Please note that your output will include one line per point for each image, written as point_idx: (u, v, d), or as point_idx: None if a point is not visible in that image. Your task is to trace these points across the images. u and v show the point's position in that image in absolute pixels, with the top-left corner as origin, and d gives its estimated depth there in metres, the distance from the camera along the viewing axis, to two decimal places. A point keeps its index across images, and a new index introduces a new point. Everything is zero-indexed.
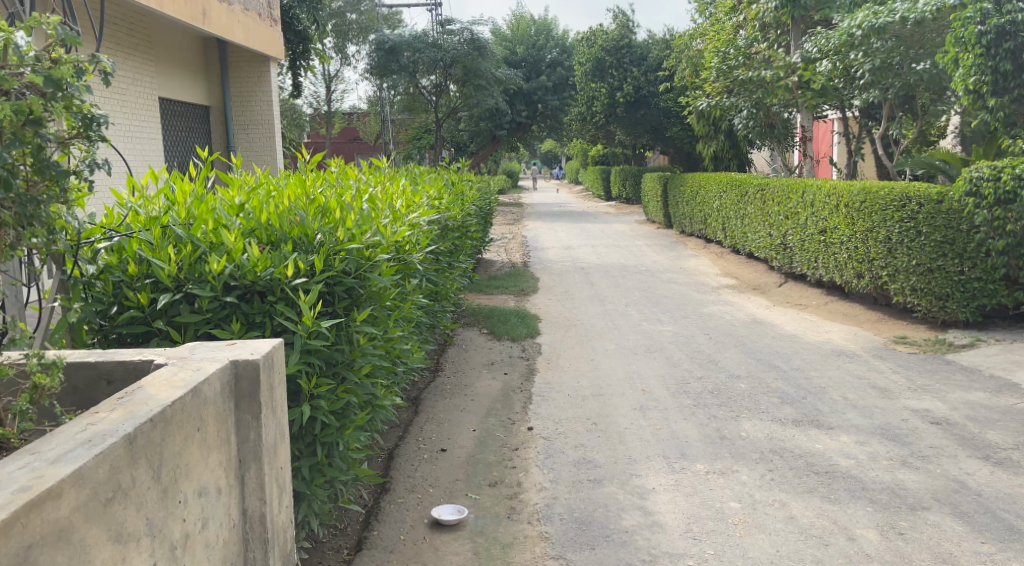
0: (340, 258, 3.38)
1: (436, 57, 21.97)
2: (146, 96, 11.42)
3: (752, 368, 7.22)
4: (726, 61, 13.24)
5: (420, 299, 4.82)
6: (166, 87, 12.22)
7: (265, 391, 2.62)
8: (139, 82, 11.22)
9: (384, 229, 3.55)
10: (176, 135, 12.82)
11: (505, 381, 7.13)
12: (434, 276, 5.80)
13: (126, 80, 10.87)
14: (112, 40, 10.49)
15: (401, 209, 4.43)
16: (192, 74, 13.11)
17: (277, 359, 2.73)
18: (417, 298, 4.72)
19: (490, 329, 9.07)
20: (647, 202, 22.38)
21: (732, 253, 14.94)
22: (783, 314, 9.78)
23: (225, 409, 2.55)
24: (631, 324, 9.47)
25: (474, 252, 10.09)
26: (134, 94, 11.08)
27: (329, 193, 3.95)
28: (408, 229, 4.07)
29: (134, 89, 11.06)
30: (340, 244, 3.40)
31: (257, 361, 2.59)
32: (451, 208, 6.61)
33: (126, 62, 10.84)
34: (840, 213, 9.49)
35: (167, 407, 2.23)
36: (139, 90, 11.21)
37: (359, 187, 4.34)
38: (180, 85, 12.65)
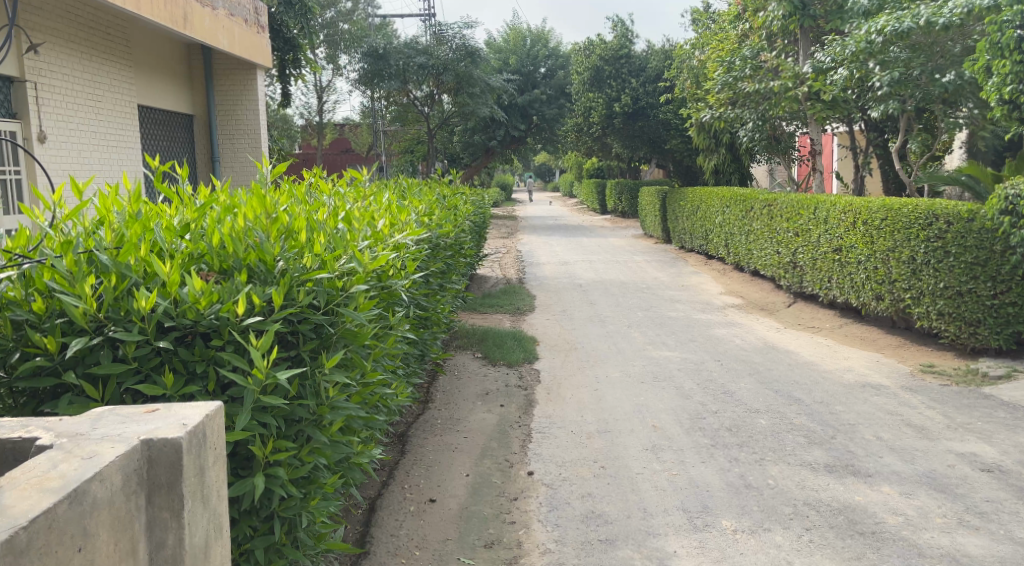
0: (306, 290, 2.77)
1: (427, 65, 21.43)
2: (125, 104, 10.78)
3: (770, 400, 6.62)
4: (732, 73, 12.55)
5: (406, 332, 4.21)
6: (146, 95, 11.57)
7: (188, 479, 2.04)
8: (117, 88, 10.57)
9: (361, 255, 2.96)
10: (156, 143, 12.17)
11: (501, 415, 6.51)
12: (423, 303, 5.19)
13: (102, 86, 10.22)
14: (85, 44, 9.84)
15: (384, 227, 3.85)
16: (174, 83, 12.47)
17: (211, 433, 2.15)
18: (403, 328, 4.13)
19: (485, 353, 8.46)
20: (644, 216, 21.83)
21: (735, 270, 14.37)
22: (796, 338, 9.20)
23: (131, 509, 1.96)
24: (635, 349, 8.86)
25: (467, 270, 9.49)
26: (111, 100, 10.43)
27: (296, 211, 3.34)
28: (392, 252, 3.48)
29: (110, 96, 10.40)
30: (306, 272, 2.80)
31: (179, 441, 2.01)
32: (444, 227, 6.00)
33: (101, 68, 10.21)
34: (857, 231, 8.90)
35: (24, 530, 1.63)
36: (117, 97, 10.56)
37: (334, 204, 3.73)
38: (160, 93, 12.02)
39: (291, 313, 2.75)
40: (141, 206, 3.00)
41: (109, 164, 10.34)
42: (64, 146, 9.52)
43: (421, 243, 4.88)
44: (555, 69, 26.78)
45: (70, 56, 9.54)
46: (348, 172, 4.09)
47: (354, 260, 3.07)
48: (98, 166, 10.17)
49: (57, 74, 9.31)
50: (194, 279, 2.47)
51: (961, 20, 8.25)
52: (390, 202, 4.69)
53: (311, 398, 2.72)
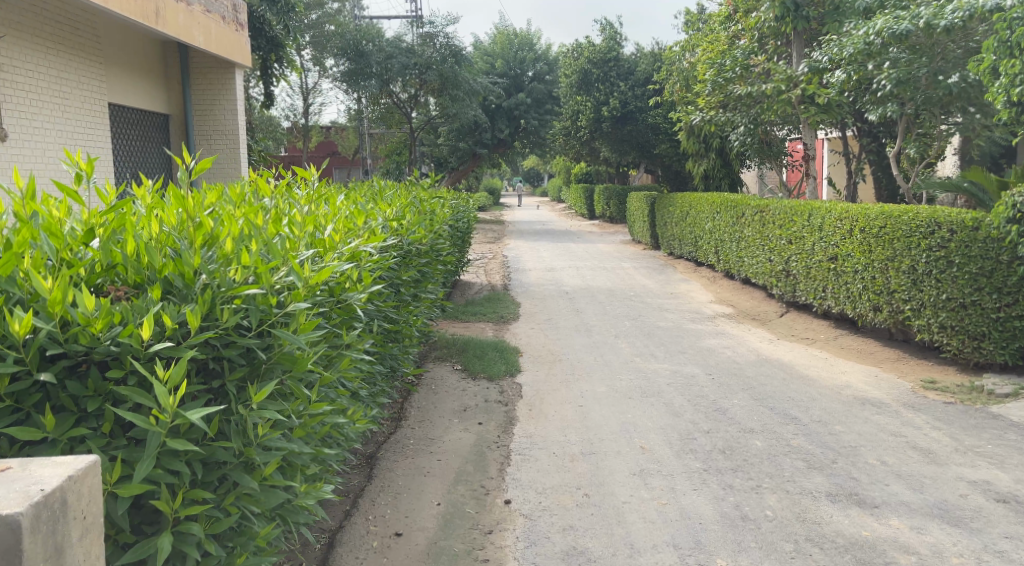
0: (231, 308, 2.37)
1: (409, 63, 21.01)
2: (95, 101, 10.29)
3: (765, 419, 6.22)
4: (722, 74, 12.08)
5: (364, 350, 3.80)
6: (116, 92, 11.07)
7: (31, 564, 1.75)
8: (86, 85, 10.07)
9: (305, 265, 2.56)
10: (129, 144, 11.67)
11: (478, 434, 6.10)
12: (390, 316, 4.77)
13: (70, 83, 9.73)
14: (51, 39, 9.36)
15: (339, 231, 3.45)
16: (147, 81, 11.97)
17: (70, 503, 1.87)
18: (362, 346, 3.73)
19: (464, 365, 8.03)
20: (632, 222, 21.46)
21: (725, 278, 14.00)
22: (789, 350, 8.81)
23: None
24: (622, 361, 8.45)
25: (447, 278, 9.06)
26: (79, 98, 9.93)
27: (230, 215, 2.92)
28: (343, 263, 3.08)
29: (79, 93, 9.91)
30: (234, 288, 2.39)
31: (15, 519, 1.72)
32: (418, 233, 5.57)
33: (68, 64, 9.71)
34: (854, 238, 8.51)
35: None
36: (86, 94, 10.06)
37: (279, 209, 3.32)
38: (133, 91, 11.53)
39: (216, 334, 2.35)
40: (41, 207, 2.57)
41: None
42: (28, 146, 9.03)
43: (387, 250, 4.48)
44: (543, 73, 26.38)
45: (34, 51, 9.05)
46: (301, 171, 3.69)
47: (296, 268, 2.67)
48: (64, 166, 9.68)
49: (20, 70, 8.82)
50: (85, 297, 2.06)
51: (963, 22, 7.85)
52: (351, 207, 4.28)
53: (235, 437, 2.31)
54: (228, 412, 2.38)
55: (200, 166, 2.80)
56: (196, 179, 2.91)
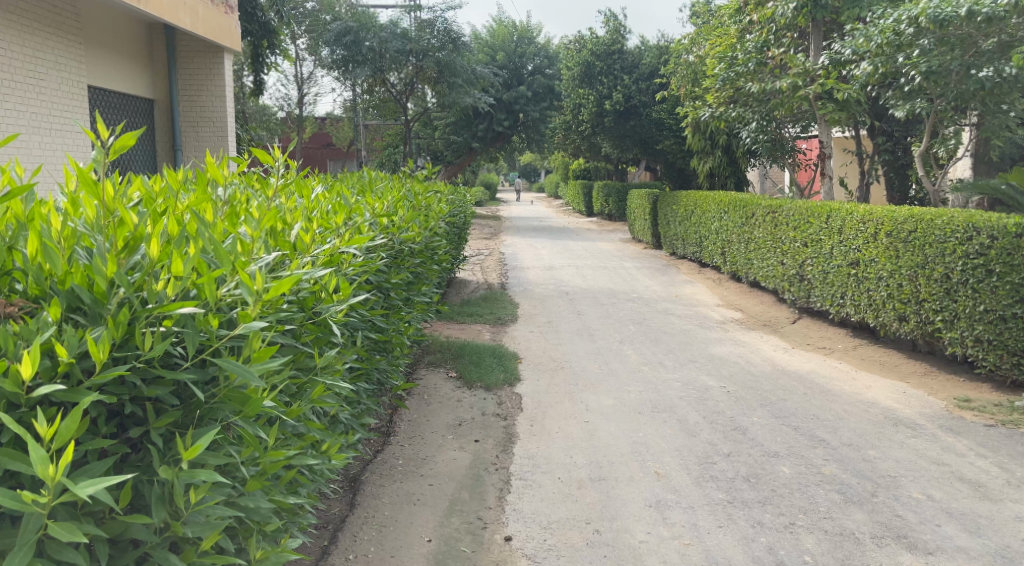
0: (157, 334, 1.88)
1: (405, 49, 20.34)
2: (74, 84, 9.62)
3: (790, 441, 5.65)
4: (733, 67, 11.42)
5: (344, 368, 3.28)
6: (97, 75, 10.39)
7: None
8: (63, 67, 9.38)
9: (259, 273, 2.07)
10: None
11: (475, 454, 5.54)
12: (380, 323, 4.23)
13: (46, 64, 9.05)
14: (27, 17, 8.67)
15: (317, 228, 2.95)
16: (130, 64, 11.30)
17: None
18: (341, 366, 3.21)
19: (459, 372, 7.45)
20: (633, 220, 20.90)
21: (732, 280, 13.45)
22: (806, 360, 8.26)
23: None
24: (629, 370, 7.88)
25: (442, 276, 8.47)
26: (55, 80, 9.24)
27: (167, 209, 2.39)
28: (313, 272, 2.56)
29: (55, 75, 9.21)
30: (163, 306, 1.91)
31: None
32: (412, 230, 4.97)
33: (46, 43, 9.03)
34: (879, 243, 7.94)
35: None
36: (63, 75, 9.37)
37: (238, 202, 2.79)
38: (115, 75, 10.86)
39: (136, 368, 1.90)
40: None
41: (53, 150, 9.19)
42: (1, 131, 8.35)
43: (376, 251, 3.96)
44: (542, 67, 25.75)
45: (8, 29, 8.36)
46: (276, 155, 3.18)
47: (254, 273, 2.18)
48: (38, 150, 8.99)
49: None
50: None
51: (1007, 11, 7.38)
52: (336, 201, 3.75)
53: (154, 508, 1.84)
54: (150, 472, 1.92)
55: (122, 149, 2.25)
56: (113, 155, 2.27)
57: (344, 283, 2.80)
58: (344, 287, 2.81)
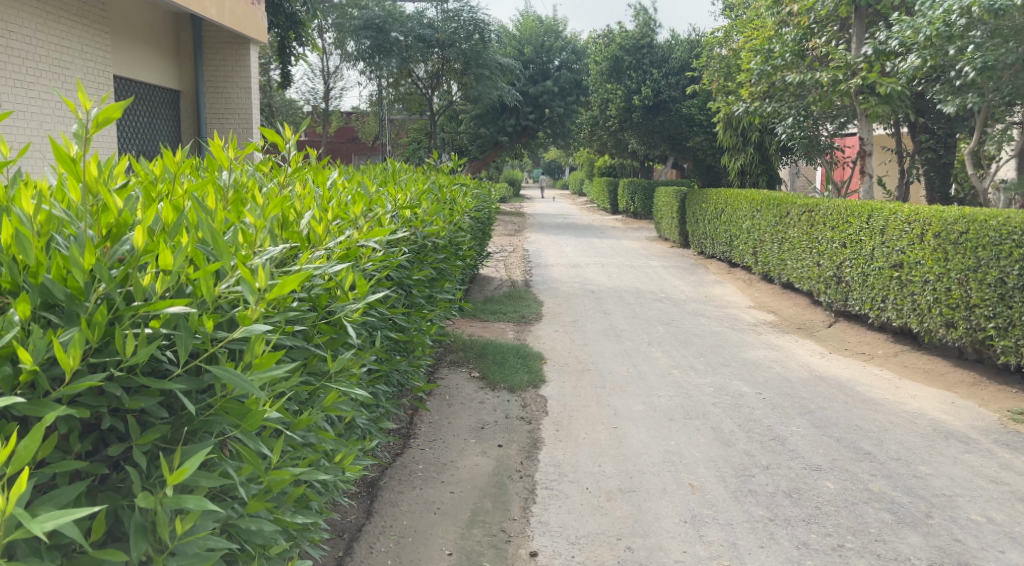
0: (142, 338, 1.65)
1: (431, 40, 20.07)
2: (100, 73, 9.32)
3: (833, 453, 5.33)
4: (770, 61, 11.04)
5: (362, 371, 3.03)
6: (122, 64, 10.17)
7: None
8: (89, 56, 9.09)
9: (261, 267, 1.82)
10: (136, 121, 10.75)
11: (498, 460, 5.26)
12: (401, 322, 3.97)
13: (72, 53, 8.76)
14: (51, 4, 8.40)
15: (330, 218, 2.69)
16: (156, 54, 11.07)
17: None
18: (358, 369, 2.95)
19: (483, 372, 7.18)
20: (660, 219, 20.53)
21: (763, 281, 13.09)
22: (845, 366, 7.92)
23: None
24: (658, 374, 7.57)
25: (466, 272, 8.21)
26: (81, 69, 8.95)
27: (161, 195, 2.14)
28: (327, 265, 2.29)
29: (81, 64, 8.92)
30: (151, 304, 1.67)
31: None
32: (437, 225, 4.70)
33: (71, 31, 8.75)
34: (925, 244, 7.57)
35: None
36: (88, 65, 9.08)
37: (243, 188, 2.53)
38: (140, 64, 10.61)
39: (119, 377, 1.67)
40: None
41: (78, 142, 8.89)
42: (23, 120, 8.06)
43: (397, 246, 3.69)
44: (569, 61, 25.41)
45: (31, 17, 8.08)
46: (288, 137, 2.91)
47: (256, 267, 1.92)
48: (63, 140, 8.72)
49: (17, 37, 7.87)
50: None
51: None
52: (353, 190, 3.48)
53: (134, 540, 1.63)
54: (131, 497, 1.71)
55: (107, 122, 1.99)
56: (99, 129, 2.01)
57: (359, 280, 2.54)
58: (359, 284, 2.56)
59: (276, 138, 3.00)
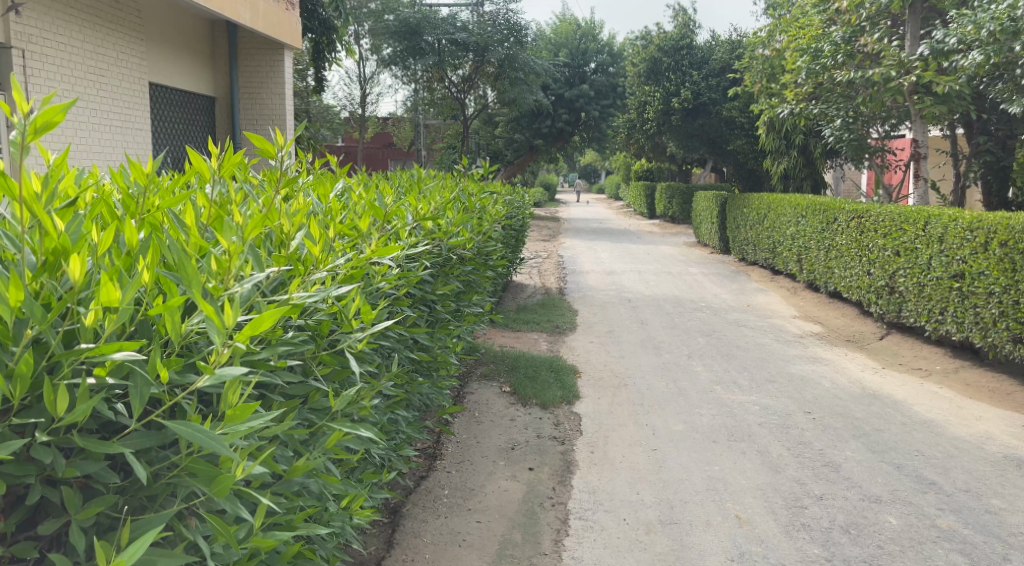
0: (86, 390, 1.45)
1: (467, 42, 19.80)
2: (136, 82, 9.13)
3: (893, 482, 4.94)
4: (818, 60, 10.57)
5: (377, 403, 2.69)
6: (157, 71, 9.99)
7: None
8: (125, 64, 8.89)
9: (229, 302, 1.53)
10: (170, 127, 10.60)
11: (530, 485, 4.92)
12: (426, 341, 3.66)
13: (108, 59, 8.56)
14: (87, 11, 8.21)
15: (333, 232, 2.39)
16: (192, 61, 10.90)
17: None
18: (371, 401, 2.62)
19: (514, 387, 6.84)
20: (699, 223, 20.04)
21: (808, 290, 12.60)
22: (900, 384, 7.49)
23: None
24: (699, 390, 7.16)
25: (498, 281, 7.88)
26: (117, 77, 8.74)
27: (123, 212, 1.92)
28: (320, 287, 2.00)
29: (116, 72, 8.72)
30: (97, 348, 1.47)
31: None
32: (463, 235, 4.38)
33: (107, 39, 8.55)
34: (989, 254, 7.27)
35: None
36: (124, 73, 8.87)
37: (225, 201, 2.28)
38: (175, 71, 10.44)
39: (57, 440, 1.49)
40: None
41: (113, 151, 8.69)
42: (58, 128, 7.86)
43: (417, 260, 3.38)
44: (606, 64, 25.04)
45: (67, 23, 7.90)
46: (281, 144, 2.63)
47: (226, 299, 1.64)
48: (97, 148, 8.48)
49: (50, 42, 7.67)
50: None
51: None
52: (364, 201, 3.18)
53: None
54: None
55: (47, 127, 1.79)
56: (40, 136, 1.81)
57: (363, 304, 2.19)
58: (363, 310, 2.21)
59: (267, 146, 2.72)
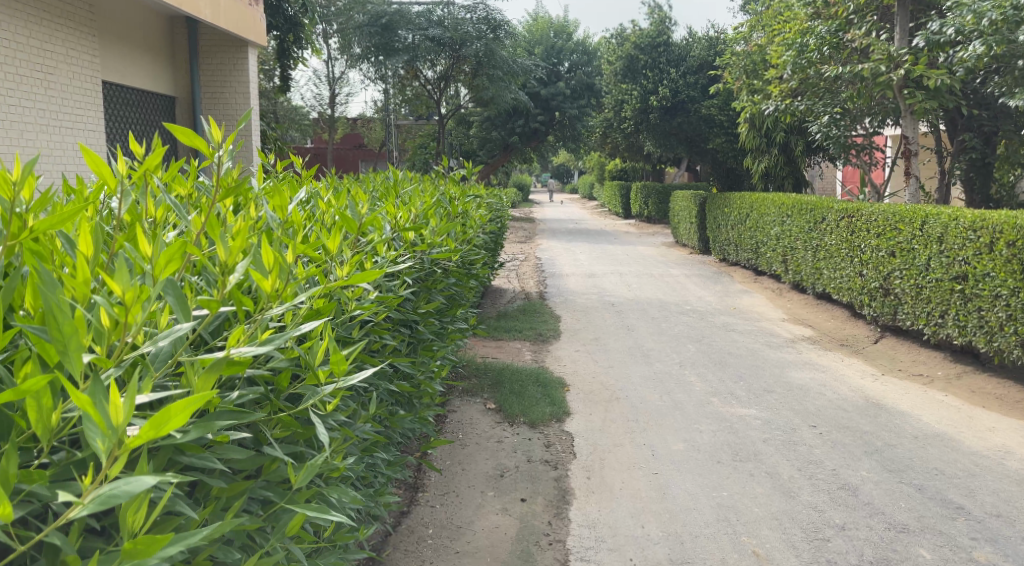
0: None
1: (441, 37, 19.23)
2: (89, 80, 8.52)
3: (919, 507, 4.55)
4: (804, 54, 10.20)
5: (351, 462, 2.24)
6: (112, 70, 9.39)
7: None
8: (75, 61, 8.26)
9: (115, 390, 1.23)
10: (127, 128, 10.00)
11: (523, 518, 4.46)
12: (408, 369, 3.20)
13: (56, 56, 7.94)
14: (34, 5, 7.59)
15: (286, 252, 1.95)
16: (149, 58, 10.30)
17: None
18: (343, 461, 2.17)
19: (499, 404, 6.37)
20: (677, 224, 19.67)
21: (794, 291, 12.25)
22: (903, 392, 7.12)
23: None
24: (695, 403, 6.72)
25: (478, 289, 7.40)
26: (67, 75, 8.12)
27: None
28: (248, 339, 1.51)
29: (66, 70, 8.09)
30: None
31: None
32: (448, 245, 3.90)
33: (56, 35, 7.94)
34: (996, 255, 6.90)
35: None
36: (75, 70, 8.25)
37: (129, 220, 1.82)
38: (131, 69, 9.85)
39: None
40: None
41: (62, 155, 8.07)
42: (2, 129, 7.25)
43: (397, 277, 2.97)
44: (580, 64, 24.66)
45: (11, 17, 7.29)
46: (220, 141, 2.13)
47: (115, 372, 1.35)
48: (47, 151, 7.89)
49: None
50: None
51: None
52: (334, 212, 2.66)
53: None
54: None
55: None
56: None
57: (331, 351, 1.71)
58: (334, 361, 1.73)
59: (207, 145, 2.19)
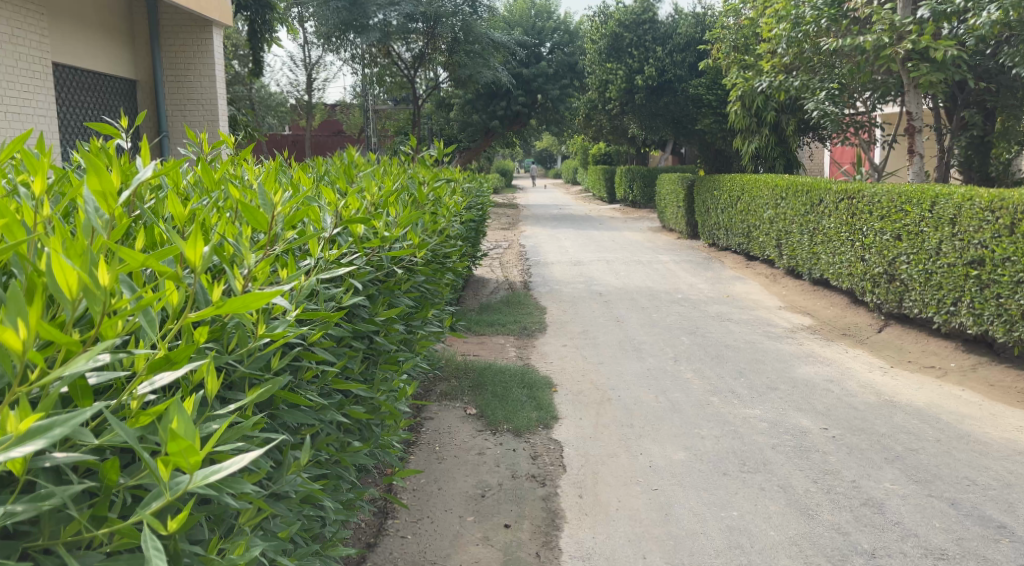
0: None
1: (414, 11, 18.50)
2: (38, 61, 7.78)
3: (957, 526, 4.01)
4: (799, 27, 9.66)
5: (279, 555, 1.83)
6: (66, 50, 8.68)
7: None
8: (21, 40, 7.54)
9: None
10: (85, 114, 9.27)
11: (506, 549, 3.89)
12: (359, 395, 2.68)
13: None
14: None
15: (105, 270, 1.36)
16: (107, 38, 9.58)
17: None
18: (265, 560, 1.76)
19: (480, 409, 5.79)
20: (664, 208, 19.10)
21: (788, 276, 11.72)
22: (916, 387, 6.59)
23: None
24: (694, 404, 6.17)
25: (457, 282, 6.82)
26: (11, 56, 7.40)
27: None
28: None
29: (10, 49, 7.37)
30: None
31: None
32: (411, 238, 3.36)
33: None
34: (1017, 237, 6.39)
35: None
36: (21, 50, 7.52)
37: None
38: (87, 50, 9.11)
39: None
40: None
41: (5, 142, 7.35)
42: None
43: (340, 285, 2.42)
44: (562, 44, 24.02)
45: None
46: None
47: None
48: None
49: None
50: None
51: None
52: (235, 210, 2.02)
53: None
54: None
55: None
56: None
57: (171, 439, 1.27)
58: (180, 451, 1.28)
59: None
